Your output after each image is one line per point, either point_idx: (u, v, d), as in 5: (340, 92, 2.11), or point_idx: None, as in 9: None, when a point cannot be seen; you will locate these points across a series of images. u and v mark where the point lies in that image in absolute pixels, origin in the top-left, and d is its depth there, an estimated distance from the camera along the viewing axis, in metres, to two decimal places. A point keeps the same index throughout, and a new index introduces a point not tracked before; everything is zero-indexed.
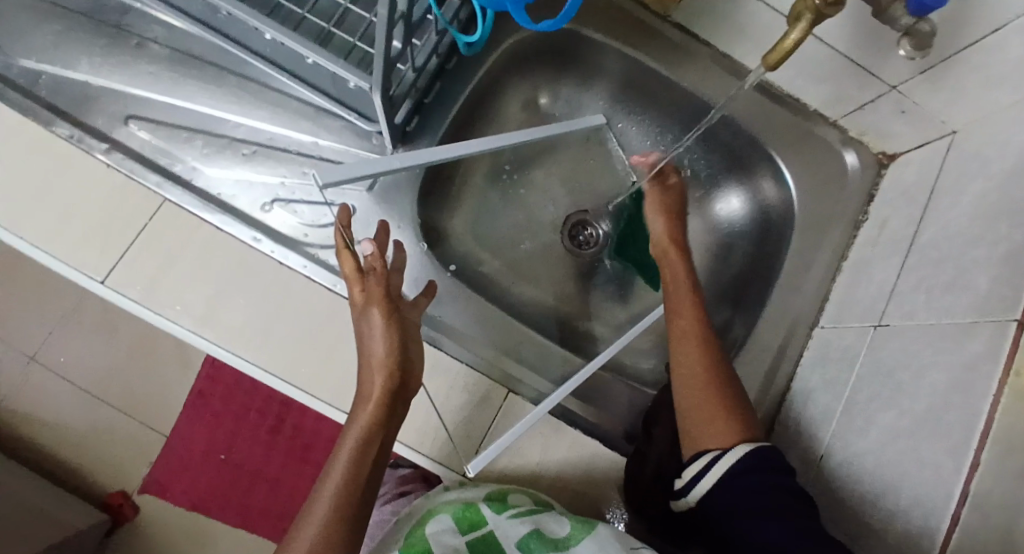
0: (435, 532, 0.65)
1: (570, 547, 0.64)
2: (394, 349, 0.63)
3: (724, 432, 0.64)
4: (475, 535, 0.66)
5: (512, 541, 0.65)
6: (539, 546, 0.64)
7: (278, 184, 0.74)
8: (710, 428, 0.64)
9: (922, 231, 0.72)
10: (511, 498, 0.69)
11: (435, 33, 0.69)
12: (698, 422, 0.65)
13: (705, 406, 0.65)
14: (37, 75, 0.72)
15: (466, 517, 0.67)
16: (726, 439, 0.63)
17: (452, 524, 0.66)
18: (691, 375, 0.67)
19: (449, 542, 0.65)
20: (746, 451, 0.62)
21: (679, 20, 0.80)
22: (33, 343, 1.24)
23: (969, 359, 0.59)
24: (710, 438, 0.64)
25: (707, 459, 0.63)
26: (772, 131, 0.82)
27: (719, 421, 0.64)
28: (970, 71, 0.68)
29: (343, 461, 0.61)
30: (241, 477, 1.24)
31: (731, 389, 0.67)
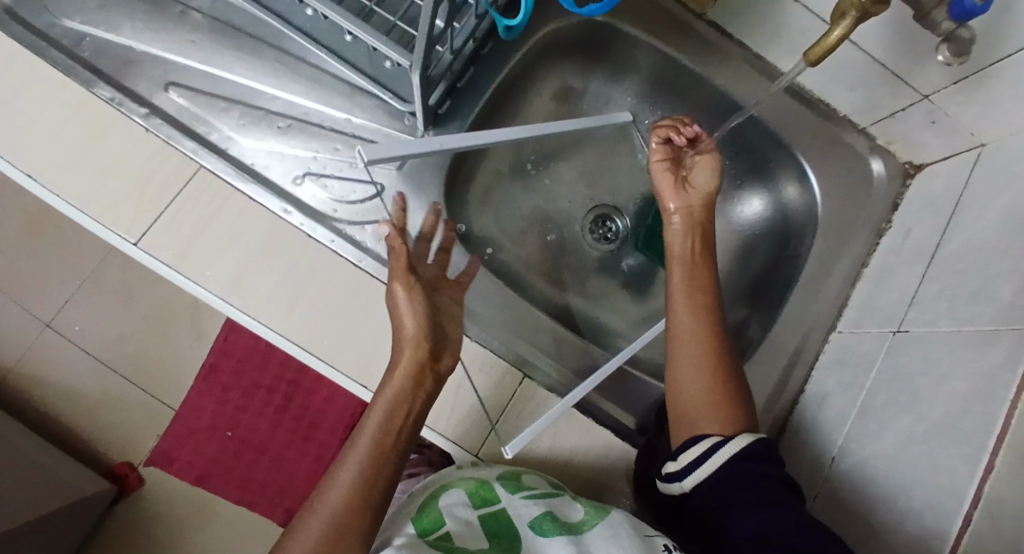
0: (448, 506, 0.66)
1: (582, 532, 0.64)
2: (423, 323, 0.65)
3: (724, 421, 0.64)
4: (487, 511, 0.66)
5: (524, 520, 0.65)
6: (551, 527, 0.64)
7: (310, 158, 0.75)
8: (710, 415, 0.65)
9: (946, 241, 0.72)
10: (525, 480, 0.69)
11: (474, 17, 0.69)
12: (698, 407, 0.65)
13: (704, 394, 0.66)
14: (81, 37, 0.73)
15: (478, 493, 0.68)
16: (724, 427, 0.64)
17: (465, 499, 0.67)
18: (696, 357, 0.67)
19: (461, 517, 0.66)
20: (748, 439, 0.62)
21: (713, 18, 0.82)
22: (50, 307, 1.25)
23: (989, 368, 0.60)
24: (709, 424, 0.64)
25: (710, 444, 0.62)
26: (799, 135, 0.83)
27: (718, 410, 0.65)
28: (1005, 85, 0.68)
29: (369, 435, 0.61)
30: (246, 453, 1.26)
31: (734, 379, 0.67)
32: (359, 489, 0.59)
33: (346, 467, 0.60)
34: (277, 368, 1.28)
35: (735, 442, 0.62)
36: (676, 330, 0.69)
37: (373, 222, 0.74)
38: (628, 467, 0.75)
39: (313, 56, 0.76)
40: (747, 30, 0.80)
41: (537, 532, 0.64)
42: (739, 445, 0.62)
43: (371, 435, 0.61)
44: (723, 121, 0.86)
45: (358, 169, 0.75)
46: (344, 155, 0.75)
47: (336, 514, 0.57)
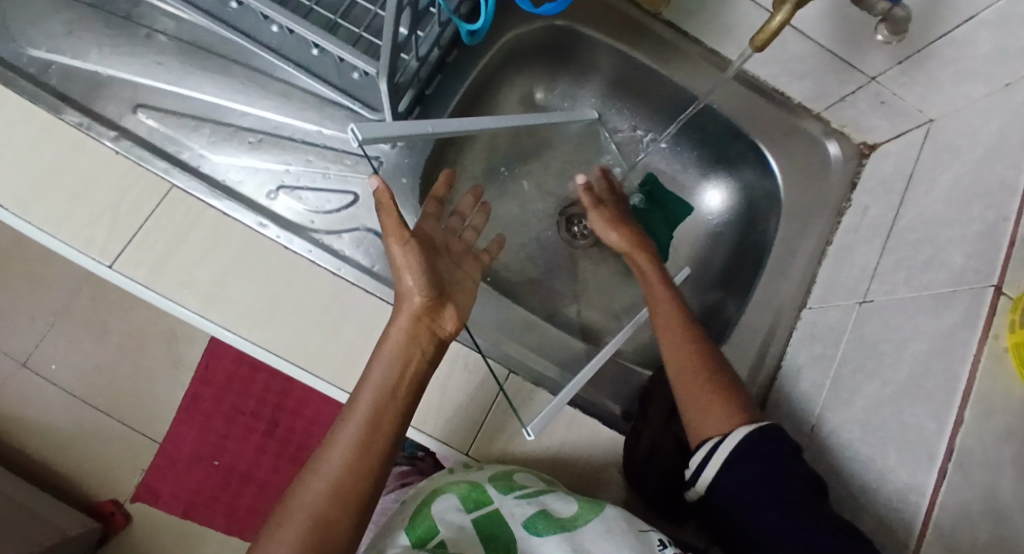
0: (440, 512, 0.66)
1: (577, 527, 0.65)
2: (422, 280, 0.65)
3: (729, 417, 0.67)
4: (481, 513, 0.67)
5: (518, 520, 0.66)
6: (545, 526, 0.65)
7: (283, 171, 0.76)
8: (714, 415, 0.67)
9: (902, 215, 0.76)
10: (516, 479, 0.69)
11: (437, 25, 0.71)
12: (706, 409, 0.68)
13: (709, 395, 0.68)
14: (48, 64, 0.73)
15: (472, 496, 0.68)
16: (731, 422, 0.66)
17: (458, 504, 0.67)
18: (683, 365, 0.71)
19: (455, 522, 0.66)
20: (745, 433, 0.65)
21: (668, 18, 0.84)
22: (21, 345, 1.23)
23: (948, 329, 0.63)
24: (716, 423, 0.67)
25: (709, 446, 0.65)
26: (757, 123, 0.85)
27: (721, 407, 0.67)
28: (943, 65, 0.72)
29: (365, 401, 0.63)
30: (231, 480, 1.24)
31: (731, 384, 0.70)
32: (355, 457, 0.62)
33: (343, 436, 0.62)
34: (260, 391, 1.27)
35: (727, 442, 0.65)
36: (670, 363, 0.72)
37: (351, 229, 0.76)
38: (614, 456, 0.76)
39: (281, 71, 0.77)
40: (698, 27, 0.83)
41: (531, 530, 0.65)
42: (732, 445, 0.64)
43: (366, 407, 0.63)
44: (684, 108, 0.88)
45: (331, 179, 0.76)
46: (317, 166, 0.76)
47: (335, 480, 0.61)
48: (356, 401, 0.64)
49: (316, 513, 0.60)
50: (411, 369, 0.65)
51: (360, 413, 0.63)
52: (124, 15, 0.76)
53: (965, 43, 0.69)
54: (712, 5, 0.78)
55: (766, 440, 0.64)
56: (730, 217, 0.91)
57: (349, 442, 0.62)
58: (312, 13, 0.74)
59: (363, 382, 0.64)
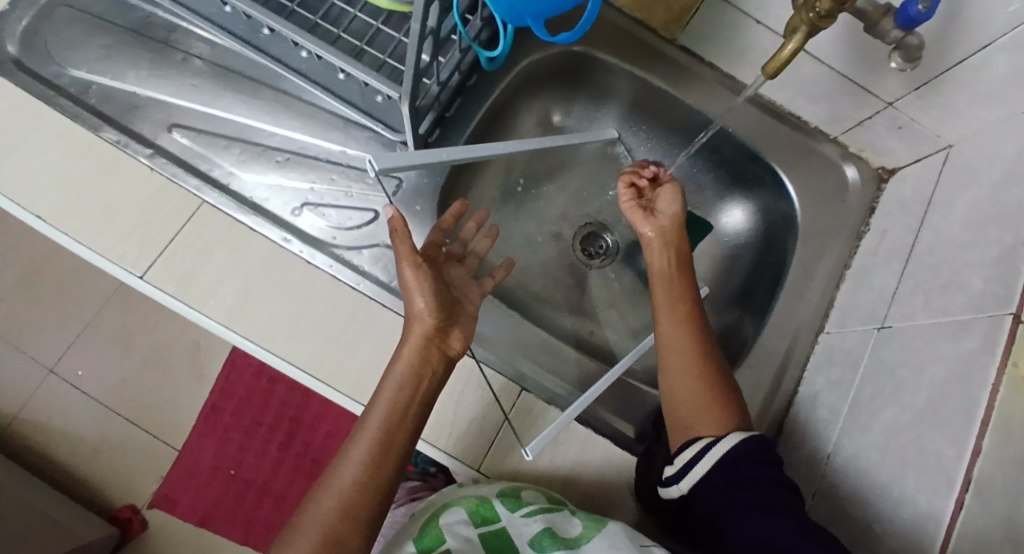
0: (448, 524, 0.67)
1: (581, 546, 0.65)
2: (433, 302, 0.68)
3: (718, 421, 0.67)
4: (488, 529, 0.67)
5: (524, 539, 0.66)
6: (550, 544, 0.65)
7: (308, 189, 0.78)
8: (704, 417, 0.68)
9: (919, 239, 0.75)
10: (524, 496, 0.70)
11: (458, 51, 0.73)
12: (695, 407, 0.69)
13: (701, 394, 0.69)
14: (88, 84, 0.77)
15: (479, 511, 0.68)
16: (720, 426, 0.67)
17: (466, 518, 0.68)
18: (681, 353, 0.72)
19: (462, 535, 0.66)
20: (736, 440, 0.65)
21: (684, 44, 0.86)
22: (53, 356, 1.27)
23: (965, 353, 0.62)
24: (704, 425, 0.67)
25: (701, 445, 0.66)
26: (773, 147, 0.86)
27: (711, 408, 0.68)
28: (960, 90, 0.72)
29: (376, 418, 0.65)
30: (248, 493, 1.26)
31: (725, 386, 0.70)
32: (366, 474, 0.63)
33: (354, 453, 0.64)
34: (278, 405, 1.29)
35: (723, 443, 0.65)
36: (665, 343, 0.73)
37: (371, 246, 0.78)
38: (626, 476, 0.76)
39: (308, 94, 0.80)
40: (714, 53, 0.84)
41: (535, 547, 0.65)
42: (726, 446, 0.65)
43: (376, 426, 0.64)
44: (698, 130, 0.89)
45: (354, 198, 0.78)
46: (341, 184, 0.79)
47: (345, 495, 0.62)
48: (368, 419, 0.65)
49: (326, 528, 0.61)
50: (423, 388, 0.66)
51: (372, 429, 0.64)
52: (161, 39, 0.80)
53: (982, 68, 0.69)
54: (728, 32, 0.80)
55: (758, 448, 0.65)
56: (747, 239, 0.92)
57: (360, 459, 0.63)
58: (338, 39, 0.77)
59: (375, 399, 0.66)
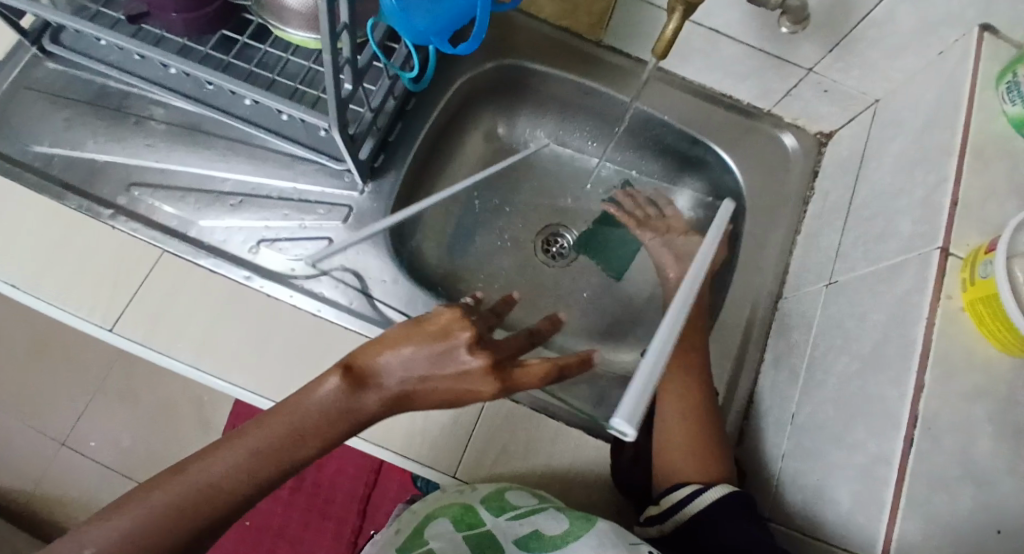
0: (434, 534, 0.68)
1: (569, 544, 0.64)
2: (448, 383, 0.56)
3: (699, 467, 0.71)
4: (473, 532, 0.68)
5: (510, 538, 0.67)
6: (536, 547, 0.65)
7: (262, 226, 0.82)
8: (687, 463, 0.71)
9: (857, 194, 0.76)
10: (509, 499, 0.70)
11: (387, 77, 0.78)
12: (687, 456, 0.71)
13: (698, 444, 0.72)
14: (51, 157, 0.82)
15: (464, 518, 0.69)
16: (700, 474, 0.70)
17: (451, 526, 0.69)
18: (684, 403, 0.74)
19: (446, 538, 0.67)
20: (727, 490, 0.67)
21: (610, 43, 0.89)
22: (63, 427, 1.31)
23: (901, 294, 0.63)
24: (688, 469, 0.71)
25: (691, 491, 0.68)
26: (710, 129, 0.89)
27: (704, 456, 0.71)
28: (870, 45, 0.74)
29: (240, 454, 0.54)
30: (263, 539, 1.26)
31: (709, 428, 0.73)
32: (224, 487, 0.53)
33: (214, 458, 0.54)
34: None
35: (712, 492, 0.67)
36: (672, 387, 0.74)
37: (329, 272, 0.81)
38: (599, 466, 0.78)
39: (257, 139, 0.84)
40: (638, 47, 0.87)
41: (523, 548, 0.66)
42: (716, 494, 0.67)
43: (298, 418, 0.55)
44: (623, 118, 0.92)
45: (308, 229, 0.82)
46: (294, 219, 0.82)
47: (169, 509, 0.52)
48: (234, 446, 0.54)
49: (149, 531, 0.51)
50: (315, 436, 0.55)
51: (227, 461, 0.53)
52: (116, 107, 0.85)
53: (884, 21, 0.71)
54: (644, 25, 0.83)
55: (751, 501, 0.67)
56: None
57: (200, 486, 0.53)
58: (275, 83, 0.81)
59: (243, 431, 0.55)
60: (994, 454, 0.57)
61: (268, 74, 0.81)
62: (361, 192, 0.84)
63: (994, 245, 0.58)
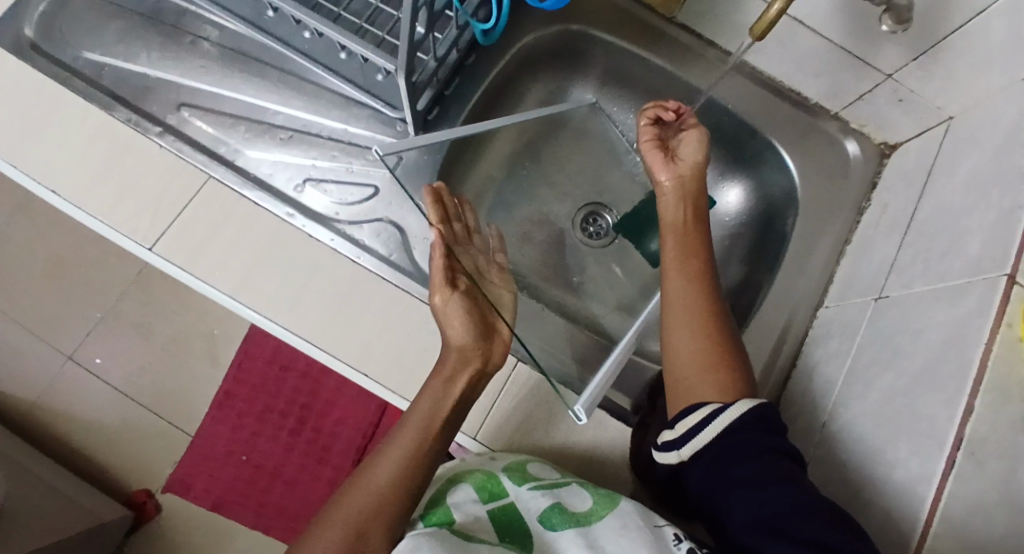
0: (455, 500, 0.65)
1: (592, 522, 0.64)
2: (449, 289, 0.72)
3: (721, 387, 0.64)
4: (496, 505, 0.66)
5: (533, 514, 0.65)
6: (560, 522, 0.64)
7: (309, 165, 0.80)
8: (704, 383, 0.65)
9: (920, 209, 0.75)
10: (530, 471, 0.69)
11: (455, 28, 0.74)
12: (696, 374, 0.66)
13: (705, 359, 0.66)
14: (101, 67, 0.80)
15: (487, 487, 0.67)
16: (720, 395, 0.64)
17: (473, 494, 0.66)
18: (685, 312, 0.69)
19: (469, 512, 0.64)
20: (747, 407, 0.61)
21: (683, 21, 0.86)
22: (73, 343, 1.30)
23: (962, 317, 0.61)
24: (705, 390, 0.64)
25: (704, 415, 0.62)
26: (772, 122, 0.87)
27: (713, 375, 0.65)
28: (958, 57, 0.71)
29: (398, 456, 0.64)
30: (261, 477, 1.28)
31: (728, 346, 0.67)
32: (399, 477, 0.63)
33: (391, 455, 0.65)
34: (289, 393, 1.30)
35: (733, 410, 0.61)
36: (671, 297, 0.71)
37: (372, 220, 0.79)
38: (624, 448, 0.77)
39: (313, 74, 0.82)
40: (713, 29, 0.85)
41: (546, 525, 0.64)
42: (736, 414, 0.61)
43: (435, 402, 0.68)
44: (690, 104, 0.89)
45: (354, 174, 0.80)
46: (341, 161, 0.80)
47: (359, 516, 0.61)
48: (357, 495, 0.62)
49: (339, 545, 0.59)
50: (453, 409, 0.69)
51: (356, 509, 0.61)
52: (171, 23, 0.82)
53: (980, 34, 0.68)
54: (727, 6, 0.80)
55: (773, 416, 0.62)
56: (747, 217, 0.92)
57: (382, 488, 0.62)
58: (339, 18, 0.78)
59: (360, 478, 0.64)
60: None
61: (333, 7, 0.77)
62: None
63: None
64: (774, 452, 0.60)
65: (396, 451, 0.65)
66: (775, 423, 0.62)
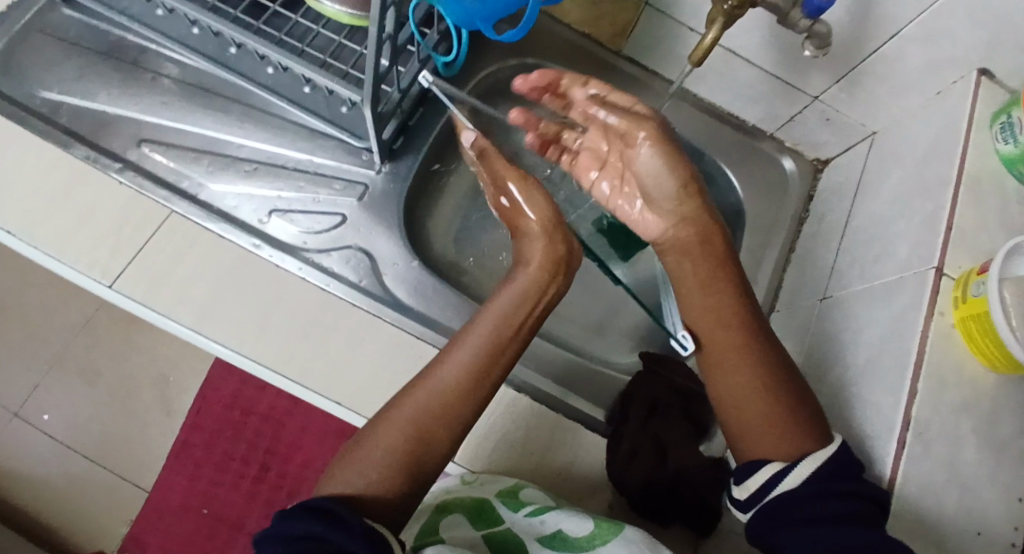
0: (449, 531, 0.67)
1: (597, 546, 0.61)
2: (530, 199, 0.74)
3: (786, 442, 0.60)
4: (492, 531, 0.66)
5: (531, 535, 0.64)
6: (560, 544, 0.63)
7: (275, 196, 0.82)
8: (771, 435, 0.61)
9: (853, 217, 0.81)
10: (524, 496, 0.69)
11: (417, 61, 0.79)
12: (758, 426, 0.61)
13: (760, 411, 0.62)
14: (59, 105, 0.80)
15: (481, 516, 0.68)
16: (788, 451, 0.60)
17: (469, 524, 0.68)
18: (729, 364, 0.65)
19: (465, 539, 0.66)
20: (818, 461, 0.58)
21: (630, 54, 0.92)
22: (15, 397, 1.25)
23: (898, 311, 0.67)
24: (770, 448, 0.60)
25: (774, 471, 0.58)
26: (717, 144, 0.93)
27: (775, 429, 0.61)
28: (877, 80, 0.79)
29: (470, 353, 0.64)
30: (221, 529, 1.23)
31: (793, 391, 0.63)
32: (471, 372, 0.63)
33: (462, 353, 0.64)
34: (251, 437, 1.27)
35: (802, 467, 0.58)
36: (705, 340, 0.67)
37: (341, 248, 0.81)
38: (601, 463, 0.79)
39: (277, 108, 0.84)
40: (655, 61, 0.91)
41: (546, 546, 0.63)
42: (805, 471, 0.57)
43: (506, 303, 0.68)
44: None
45: (321, 204, 0.83)
46: (308, 192, 0.83)
47: (426, 410, 0.61)
48: (420, 394, 0.62)
49: (406, 433, 0.59)
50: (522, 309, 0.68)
51: (421, 409, 0.60)
52: (131, 60, 0.83)
53: (893, 56, 0.75)
54: (667, 40, 0.87)
55: (851, 462, 0.58)
56: None
57: (455, 381, 0.62)
58: (304, 54, 0.80)
59: (433, 369, 0.63)
60: (977, 461, 0.61)
61: (297, 44, 0.79)
62: (377, 172, 0.85)
63: (986, 267, 0.61)
64: (852, 499, 0.55)
65: (470, 346, 0.64)
66: (851, 470, 0.58)
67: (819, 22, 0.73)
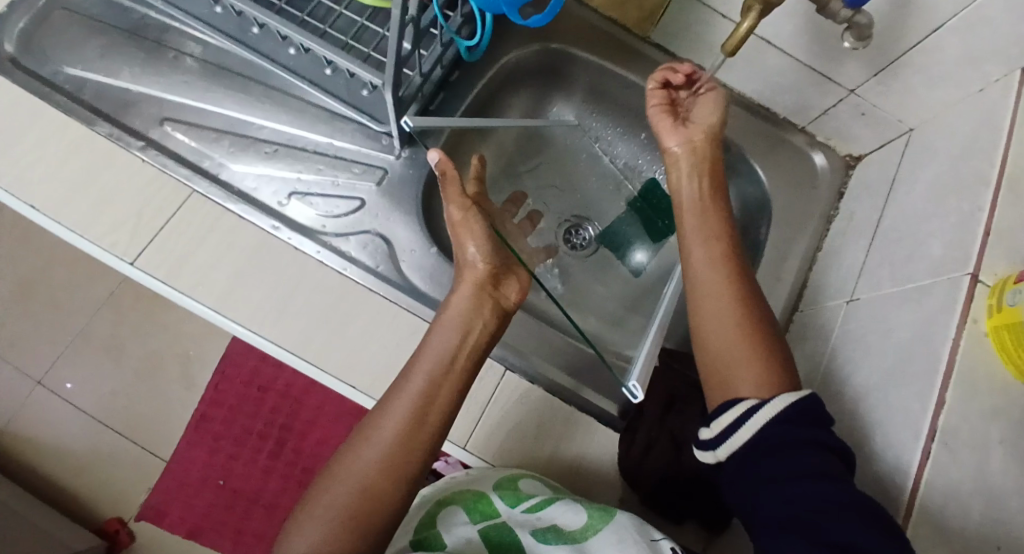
0: (445, 525, 0.66)
1: (588, 539, 0.64)
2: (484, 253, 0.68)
3: (762, 380, 0.60)
4: (487, 524, 0.66)
5: (525, 530, 0.65)
6: (554, 538, 0.64)
7: (295, 178, 0.81)
8: (744, 372, 0.61)
9: (885, 216, 0.79)
10: (523, 488, 0.69)
11: (440, 44, 0.77)
12: (733, 359, 0.62)
13: (737, 342, 0.63)
14: (83, 82, 0.80)
15: (478, 508, 0.68)
16: (761, 387, 0.60)
17: (465, 517, 0.67)
18: (711, 284, 0.66)
19: (461, 534, 0.65)
20: (790, 399, 0.58)
21: (658, 41, 0.91)
22: (40, 368, 1.27)
23: (928, 315, 0.65)
24: (746, 383, 0.61)
25: (746, 407, 0.58)
26: (745, 137, 0.90)
27: (750, 363, 0.61)
28: (915, 73, 0.76)
29: (404, 405, 0.62)
30: (237, 502, 1.25)
31: (766, 328, 0.64)
32: (408, 423, 0.62)
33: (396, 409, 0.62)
34: (268, 413, 1.28)
35: (771, 406, 0.58)
36: (694, 261, 0.68)
37: (359, 233, 0.80)
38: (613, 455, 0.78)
39: (299, 90, 0.83)
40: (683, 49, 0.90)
41: (540, 540, 0.64)
42: (776, 408, 0.57)
43: (437, 345, 0.66)
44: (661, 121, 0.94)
45: (340, 187, 0.81)
46: (327, 174, 0.81)
47: (364, 474, 0.59)
48: (353, 459, 0.60)
49: (348, 501, 0.58)
50: (459, 350, 0.66)
51: (367, 464, 0.60)
52: (154, 38, 0.82)
53: (934, 49, 0.72)
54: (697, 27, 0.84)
55: (817, 412, 0.58)
56: None
57: (388, 437, 0.61)
58: (326, 35, 0.79)
59: (368, 431, 0.62)
60: (1006, 473, 0.59)
61: (319, 25, 0.78)
62: (398, 157, 0.83)
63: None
64: (817, 446, 0.56)
65: (402, 399, 0.63)
66: (820, 416, 0.58)
67: (860, 12, 0.70)
